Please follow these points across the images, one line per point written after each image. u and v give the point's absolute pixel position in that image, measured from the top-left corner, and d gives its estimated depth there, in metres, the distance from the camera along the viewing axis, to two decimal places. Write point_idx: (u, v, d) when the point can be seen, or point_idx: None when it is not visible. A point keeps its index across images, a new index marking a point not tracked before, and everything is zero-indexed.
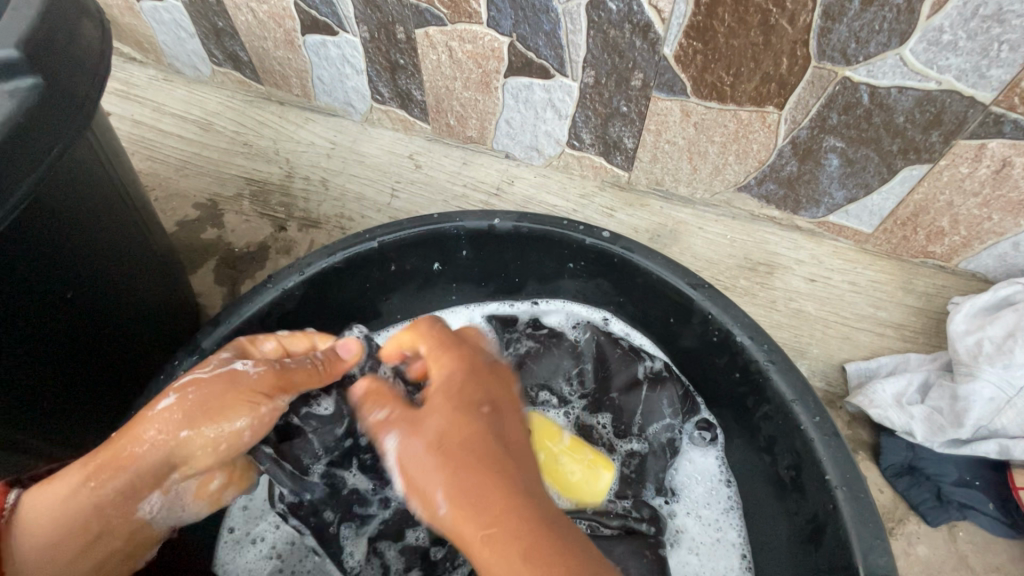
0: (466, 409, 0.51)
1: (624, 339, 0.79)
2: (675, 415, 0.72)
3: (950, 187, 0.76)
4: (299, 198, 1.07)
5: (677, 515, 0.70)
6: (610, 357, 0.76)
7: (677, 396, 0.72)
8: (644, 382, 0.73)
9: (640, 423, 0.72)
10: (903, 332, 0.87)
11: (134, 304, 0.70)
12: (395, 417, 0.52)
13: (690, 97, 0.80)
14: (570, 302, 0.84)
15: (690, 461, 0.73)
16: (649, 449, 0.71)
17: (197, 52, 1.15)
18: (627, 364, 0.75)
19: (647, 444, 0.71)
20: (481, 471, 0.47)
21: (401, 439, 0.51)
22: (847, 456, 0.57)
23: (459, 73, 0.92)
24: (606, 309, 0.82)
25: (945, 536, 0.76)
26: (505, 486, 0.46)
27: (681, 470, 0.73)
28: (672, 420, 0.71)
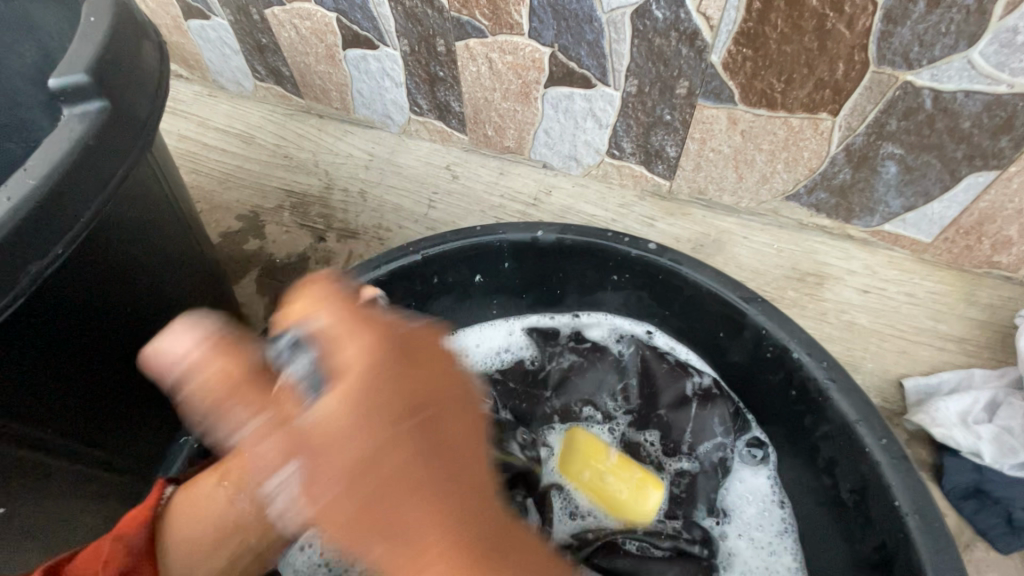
0: None
1: (670, 354, 0.77)
2: (726, 433, 0.70)
3: (1019, 194, 0.72)
4: (338, 209, 1.08)
5: (728, 537, 0.68)
6: (656, 372, 0.74)
7: (728, 414, 0.70)
8: (694, 399, 0.71)
9: (689, 441, 0.71)
10: (966, 346, 0.83)
11: (186, 319, 0.71)
12: None
13: (737, 105, 0.78)
14: (613, 313, 0.82)
15: (741, 481, 0.70)
16: (700, 468, 0.69)
17: (241, 68, 1.18)
18: (675, 379, 0.72)
19: (698, 463, 0.70)
20: None
21: None
22: (918, 481, 0.54)
23: (498, 84, 0.92)
24: (651, 322, 0.80)
25: (1017, 565, 0.72)
26: None
27: (734, 490, 0.70)
28: (724, 439, 0.70)
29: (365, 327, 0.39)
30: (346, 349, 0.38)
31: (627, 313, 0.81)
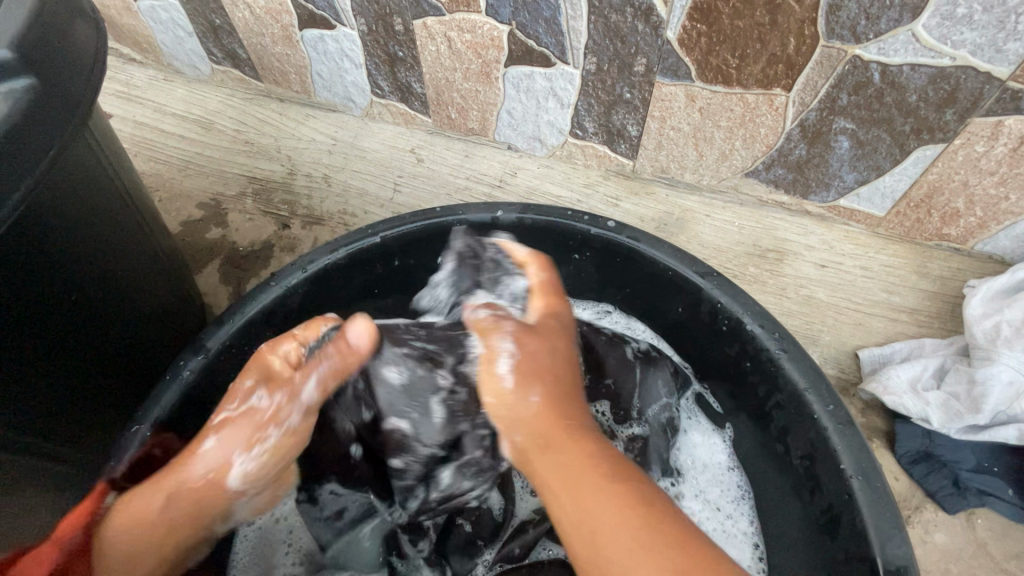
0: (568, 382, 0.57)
1: (607, 328, 0.78)
2: (671, 394, 0.73)
3: (965, 166, 0.74)
4: (302, 195, 1.07)
5: (684, 497, 0.71)
6: (596, 344, 0.74)
7: (671, 376, 0.73)
8: (636, 363, 0.73)
9: (639, 405, 0.72)
10: (918, 317, 0.85)
11: (138, 308, 0.70)
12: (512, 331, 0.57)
13: (694, 82, 0.78)
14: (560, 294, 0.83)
15: (691, 443, 0.74)
16: (650, 431, 0.71)
17: (197, 50, 1.15)
18: (615, 348, 0.74)
19: (647, 427, 0.72)
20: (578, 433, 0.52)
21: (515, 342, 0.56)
22: (862, 443, 0.56)
23: (458, 64, 0.91)
24: (596, 300, 0.82)
25: (964, 524, 0.75)
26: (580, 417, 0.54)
27: (686, 450, 0.74)
28: (668, 399, 0.72)
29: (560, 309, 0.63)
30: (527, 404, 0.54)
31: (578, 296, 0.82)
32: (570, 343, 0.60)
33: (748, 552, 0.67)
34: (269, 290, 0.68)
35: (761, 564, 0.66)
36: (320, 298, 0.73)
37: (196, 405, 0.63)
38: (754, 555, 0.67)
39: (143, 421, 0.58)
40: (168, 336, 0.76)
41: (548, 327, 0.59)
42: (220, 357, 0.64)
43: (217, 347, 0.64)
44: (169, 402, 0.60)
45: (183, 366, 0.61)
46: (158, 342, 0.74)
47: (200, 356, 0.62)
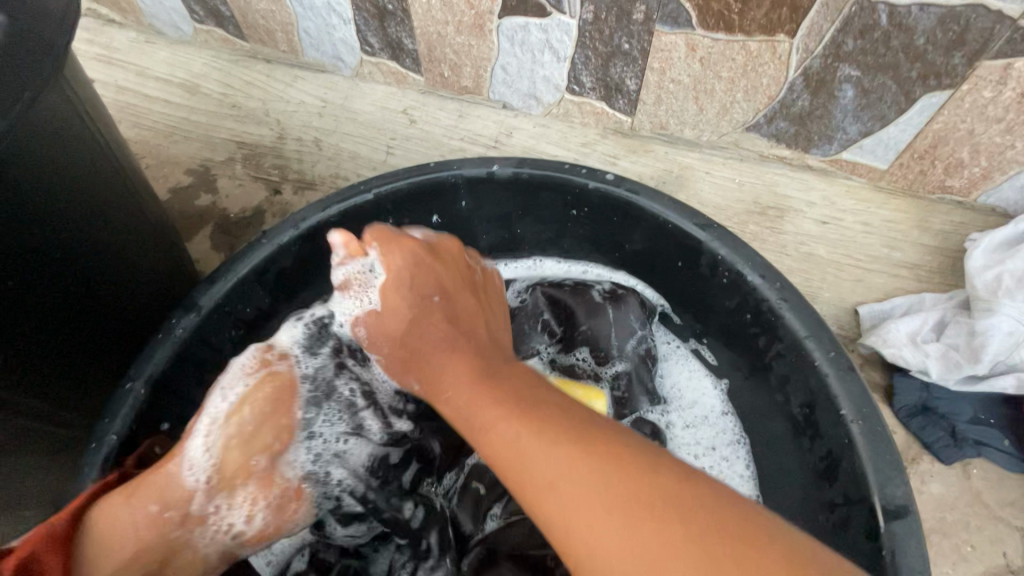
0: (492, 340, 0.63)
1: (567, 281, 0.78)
2: (643, 324, 0.72)
3: (971, 113, 0.73)
4: (292, 159, 1.04)
5: (674, 427, 0.72)
6: (562, 297, 0.74)
7: (641, 310, 0.73)
8: (605, 304, 0.72)
9: (617, 344, 0.72)
10: (919, 272, 0.85)
11: (127, 267, 0.69)
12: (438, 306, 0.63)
13: (695, 29, 0.75)
14: (543, 255, 0.83)
15: (677, 380, 0.75)
16: (633, 366, 0.72)
17: (179, 9, 1.10)
18: (580, 295, 0.73)
19: (630, 362, 0.72)
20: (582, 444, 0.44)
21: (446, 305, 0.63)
22: (863, 389, 0.56)
23: (451, 16, 0.88)
24: (583, 259, 0.81)
25: (960, 474, 0.76)
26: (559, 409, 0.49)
27: (670, 382, 0.76)
28: (643, 333, 0.72)
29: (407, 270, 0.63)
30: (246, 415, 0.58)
31: (553, 254, 0.83)
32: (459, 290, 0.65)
33: (746, 494, 0.67)
34: (262, 248, 0.66)
35: (757, 506, 0.67)
36: (312, 257, 0.72)
37: (191, 364, 0.63)
38: (751, 497, 0.67)
39: (137, 377, 0.58)
40: (161, 297, 0.75)
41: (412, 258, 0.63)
42: (214, 316, 0.64)
43: (210, 305, 0.63)
44: (164, 359, 0.60)
45: (175, 322, 0.61)
46: (150, 303, 0.73)
47: (191, 314, 0.62)
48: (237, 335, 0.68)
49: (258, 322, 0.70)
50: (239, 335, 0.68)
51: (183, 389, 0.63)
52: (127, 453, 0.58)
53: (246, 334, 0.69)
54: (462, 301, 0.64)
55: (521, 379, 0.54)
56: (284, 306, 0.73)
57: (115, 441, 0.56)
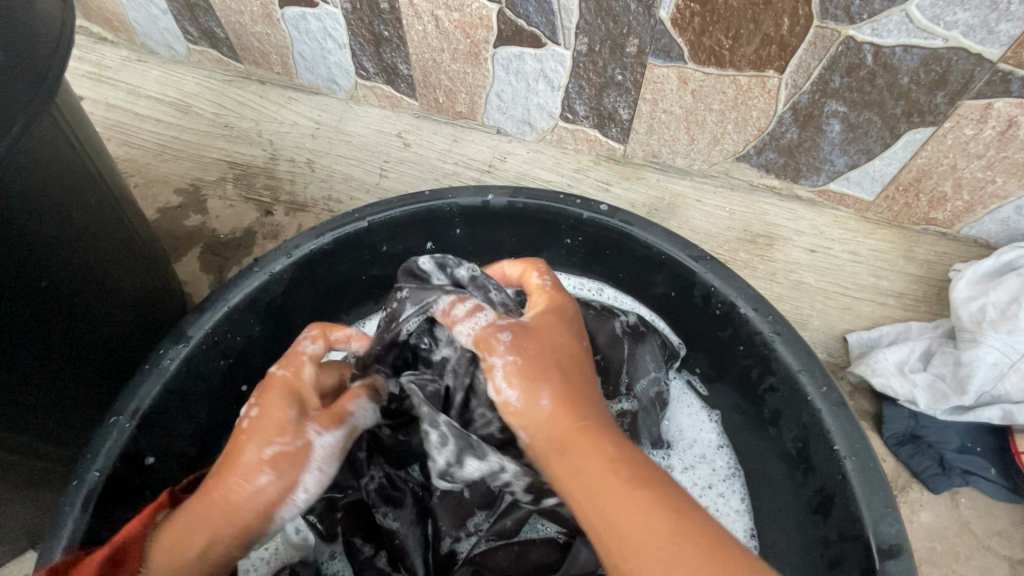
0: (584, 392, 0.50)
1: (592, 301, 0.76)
2: (659, 367, 0.71)
3: (954, 150, 0.74)
4: (285, 180, 1.04)
5: (674, 470, 0.70)
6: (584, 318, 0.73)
7: (658, 350, 0.72)
8: (624, 337, 0.71)
9: (627, 380, 0.70)
10: (905, 301, 0.86)
11: (116, 295, 0.68)
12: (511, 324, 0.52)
13: (687, 63, 0.77)
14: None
15: (678, 415, 0.74)
16: (639, 406, 0.70)
17: (172, 29, 1.10)
18: (603, 321, 0.72)
19: (636, 402, 0.70)
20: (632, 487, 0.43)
21: (514, 333, 0.51)
22: (855, 424, 0.56)
23: (446, 44, 0.89)
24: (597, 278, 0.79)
25: (948, 503, 0.77)
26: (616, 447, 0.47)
27: (675, 422, 0.74)
28: (657, 373, 0.71)
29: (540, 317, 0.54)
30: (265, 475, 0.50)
31: (562, 274, 0.81)
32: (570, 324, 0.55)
33: (740, 529, 0.67)
34: (254, 277, 0.66)
35: (752, 542, 0.66)
36: (305, 285, 0.71)
37: (180, 395, 0.62)
38: (746, 532, 0.67)
39: (123, 411, 0.57)
40: (149, 322, 0.74)
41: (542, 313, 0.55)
42: (203, 347, 0.63)
43: (199, 335, 0.62)
44: (151, 392, 0.59)
45: (162, 353, 0.60)
46: (137, 330, 0.72)
47: (181, 345, 0.61)
48: (226, 365, 0.67)
49: (248, 351, 0.69)
50: (228, 364, 0.67)
51: (171, 423, 0.62)
52: (110, 491, 0.56)
53: (235, 364, 0.68)
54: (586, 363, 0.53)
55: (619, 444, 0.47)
56: (276, 335, 0.72)
57: (98, 478, 0.54)
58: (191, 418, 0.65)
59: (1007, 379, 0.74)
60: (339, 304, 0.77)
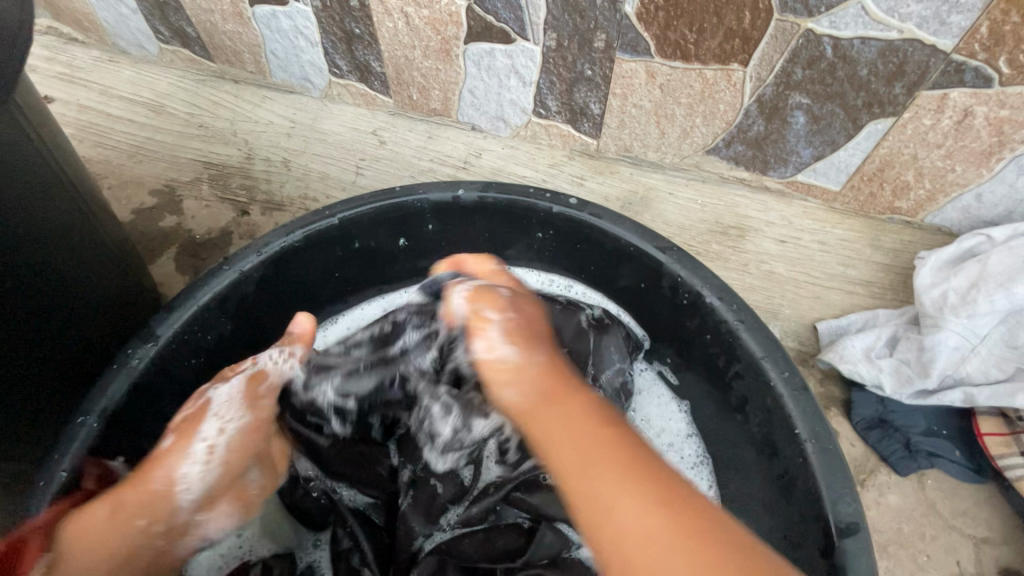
0: (541, 390, 0.49)
1: (560, 296, 0.78)
2: (623, 358, 0.73)
3: (914, 140, 0.76)
4: (260, 180, 1.03)
5: None
6: None
7: (622, 342, 0.73)
8: (589, 330, 0.73)
9: (594, 369, 0.71)
10: (873, 289, 0.88)
11: (85, 296, 0.67)
12: (499, 315, 0.54)
13: (654, 58, 0.78)
14: (513, 262, 0.82)
15: (645, 406, 0.76)
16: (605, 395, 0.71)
17: (143, 29, 1.09)
18: (569, 316, 0.73)
19: (603, 392, 0.71)
20: (615, 461, 0.42)
21: (485, 336, 0.53)
22: (815, 408, 0.58)
23: (417, 41, 0.89)
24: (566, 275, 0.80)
25: (915, 485, 0.78)
26: (586, 412, 0.47)
27: (641, 413, 0.76)
28: (622, 364, 0.73)
29: (523, 306, 0.57)
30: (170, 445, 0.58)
31: (533, 267, 0.81)
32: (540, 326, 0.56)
33: None
34: (225, 275, 0.65)
35: None
36: (276, 282, 0.71)
37: (150, 393, 0.62)
38: None
39: (91, 411, 0.57)
40: (122, 323, 0.74)
41: (536, 323, 0.56)
42: (172, 346, 0.62)
43: (168, 334, 0.62)
44: (119, 391, 0.59)
45: (132, 353, 0.60)
46: (109, 331, 0.72)
47: (150, 344, 0.61)
48: (198, 363, 0.67)
49: (219, 349, 0.69)
50: (200, 363, 0.67)
51: (139, 421, 0.62)
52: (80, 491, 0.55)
53: (206, 362, 0.68)
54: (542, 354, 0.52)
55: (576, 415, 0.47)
56: (247, 332, 0.72)
57: (65, 478, 0.54)
58: (162, 417, 0.65)
59: (969, 361, 0.77)
60: (313, 301, 0.78)
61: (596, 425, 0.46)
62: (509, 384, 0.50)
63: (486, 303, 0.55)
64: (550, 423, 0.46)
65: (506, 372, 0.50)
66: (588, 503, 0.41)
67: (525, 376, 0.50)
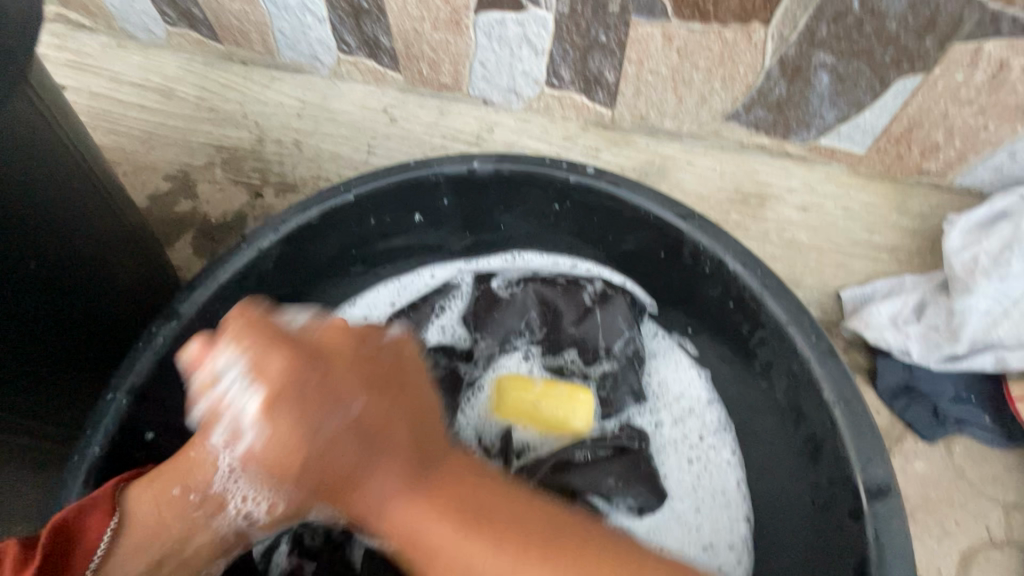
0: (355, 422, 0.49)
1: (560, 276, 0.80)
2: (631, 326, 0.74)
3: (945, 97, 0.73)
4: (273, 162, 1.04)
5: (662, 426, 0.73)
6: (553, 297, 0.76)
7: (628, 310, 0.74)
8: (594, 307, 0.74)
9: (605, 344, 0.74)
10: (898, 255, 0.86)
11: (105, 281, 0.68)
12: (236, 338, 0.49)
13: (671, 20, 0.75)
14: (521, 249, 0.83)
15: (659, 372, 0.76)
16: (619, 364, 0.73)
17: (149, 12, 1.07)
18: (571, 297, 0.75)
19: (617, 361, 0.73)
20: (468, 523, 0.47)
21: (227, 347, 0.49)
22: (844, 372, 0.56)
23: (427, 13, 0.87)
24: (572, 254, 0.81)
25: (942, 452, 0.77)
26: (377, 457, 0.49)
27: (657, 377, 0.76)
28: (630, 333, 0.74)
29: (280, 347, 0.49)
30: (267, 379, 0.47)
31: (538, 249, 0.83)
32: (332, 347, 0.51)
33: (733, 479, 0.69)
34: (243, 253, 0.66)
35: (745, 489, 0.68)
36: (294, 260, 0.71)
37: (176, 370, 0.63)
38: (739, 480, 0.69)
39: (119, 387, 0.58)
40: (142, 307, 0.74)
41: (277, 393, 0.47)
42: (194, 324, 0.63)
43: (190, 313, 0.62)
44: (146, 368, 0.59)
45: (157, 330, 0.60)
46: (130, 315, 0.72)
47: (173, 322, 0.61)
48: None
49: None
50: None
51: (165, 397, 0.63)
52: (110, 462, 0.57)
53: None
54: (370, 403, 0.50)
55: (448, 468, 0.51)
56: None
57: (97, 454, 0.56)
58: (187, 393, 0.66)
59: (1001, 325, 0.74)
60: (330, 278, 0.78)
61: (412, 463, 0.50)
62: (324, 414, 0.48)
63: (246, 335, 0.49)
64: (329, 453, 0.48)
65: (282, 425, 0.47)
66: (409, 541, 0.48)
67: (369, 439, 0.49)
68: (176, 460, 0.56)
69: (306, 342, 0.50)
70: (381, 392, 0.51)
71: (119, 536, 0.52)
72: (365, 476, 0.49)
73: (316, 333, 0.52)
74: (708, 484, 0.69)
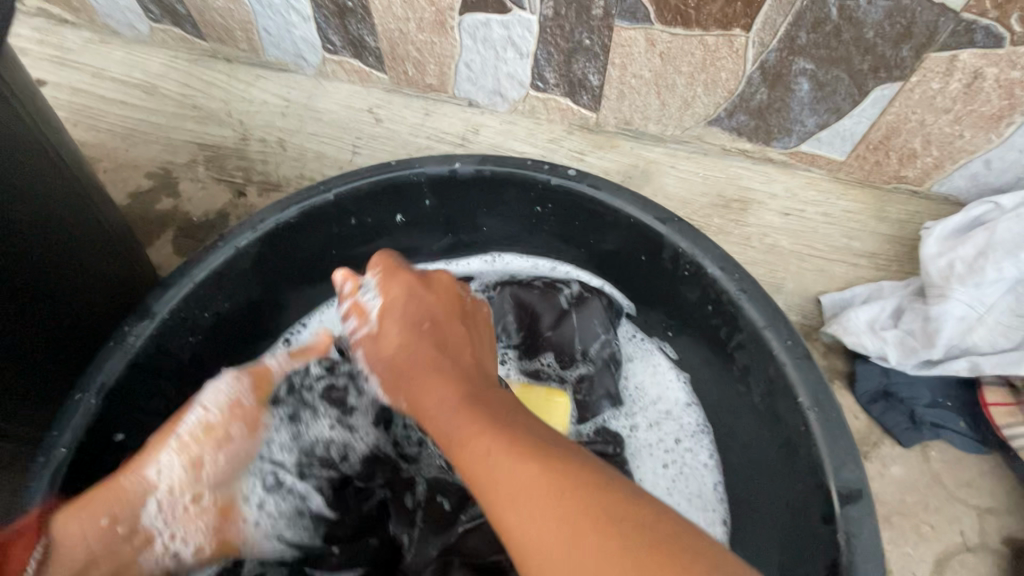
0: (440, 348, 0.56)
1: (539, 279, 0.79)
2: (608, 329, 0.74)
3: (922, 105, 0.74)
4: (256, 160, 1.02)
5: (638, 429, 0.73)
6: (531, 300, 0.75)
7: (605, 313, 0.74)
8: (570, 310, 0.74)
9: (581, 347, 0.73)
10: (877, 261, 0.87)
11: (79, 278, 0.67)
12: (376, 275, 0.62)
13: (654, 24, 0.76)
14: (500, 250, 0.83)
15: (635, 376, 0.77)
16: (596, 368, 0.73)
17: (133, 8, 1.07)
18: (549, 299, 0.75)
19: (593, 364, 0.73)
20: (515, 451, 0.43)
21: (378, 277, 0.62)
22: (819, 377, 0.57)
23: (411, 13, 0.87)
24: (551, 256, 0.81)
25: (919, 456, 0.78)
26: (498, 407, 0.49)
27: (634, 380, 0.76)
28: (607, 336, 0.73)
29: (404, 326, 0.58)
30: (389, 330, 0.59)
31: (518, 250, 0.83)
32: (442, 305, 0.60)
33: (709, 483, 0.69)
34: (219, 252, 0.65)
35: (721, 493, 0.68)
36: (272, 260, 0.70)
37: (149, 371, 0.62)
38: (716, 484, 0.69)
39: (88, 387, 0.57)
40: (118, 305, 0.73)
41: (416, 338, 0.57)
42: (169, 323, 0.62)
43: (164, 312, 0.62)
44: (116, 369, 0.58)
45: (128, 329, 0.60)
46: (105, 313, 0.71)
47: (145, 321, 0.60)
48: (195, 341, 0.67)
49: (217, 328, 0.69)
50: (199, 341, 0.67)
51: (137, 398, 0.61)
52: (79, 465, 0.56)
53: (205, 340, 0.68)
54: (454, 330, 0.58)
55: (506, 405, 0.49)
56: (248, 309, 0.72)
57: (64, 453, 0.55)
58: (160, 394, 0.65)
59: (976, 331, 0.76)
60: (311, 279, 0.77)
61: (471, 392, 0.50)
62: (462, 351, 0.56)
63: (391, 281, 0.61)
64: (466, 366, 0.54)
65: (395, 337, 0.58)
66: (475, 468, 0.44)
67: (446, 348, 0.56)
68: (109, 482, 0.56)
69: (437, 286, 0.61)
70: (447, 356, 0.55)
71: (45, 566, 0.52)
72: (424, 390, 0.52)
73: (393, 282, 0.61)
74: (684, 488, 0.69)
